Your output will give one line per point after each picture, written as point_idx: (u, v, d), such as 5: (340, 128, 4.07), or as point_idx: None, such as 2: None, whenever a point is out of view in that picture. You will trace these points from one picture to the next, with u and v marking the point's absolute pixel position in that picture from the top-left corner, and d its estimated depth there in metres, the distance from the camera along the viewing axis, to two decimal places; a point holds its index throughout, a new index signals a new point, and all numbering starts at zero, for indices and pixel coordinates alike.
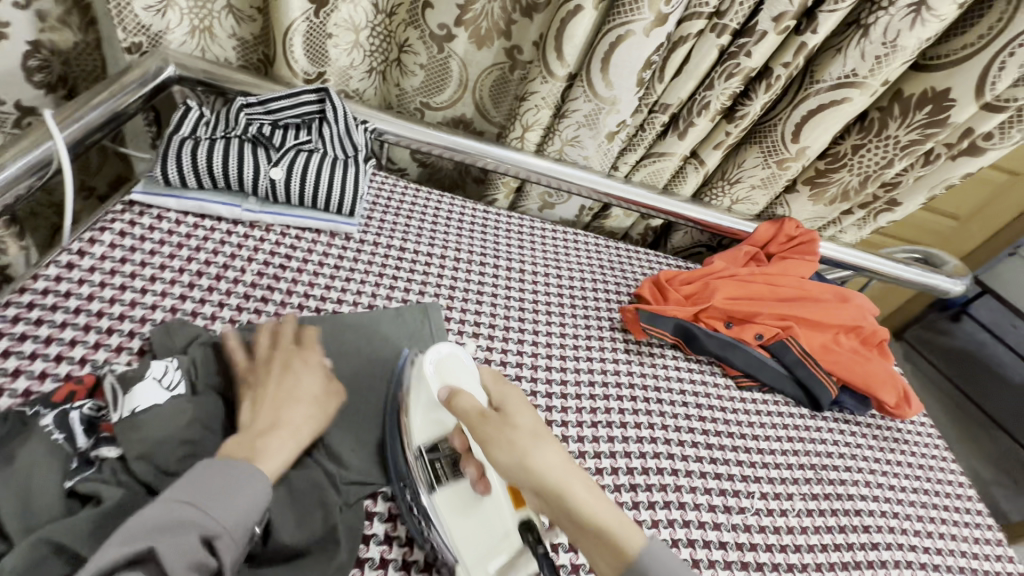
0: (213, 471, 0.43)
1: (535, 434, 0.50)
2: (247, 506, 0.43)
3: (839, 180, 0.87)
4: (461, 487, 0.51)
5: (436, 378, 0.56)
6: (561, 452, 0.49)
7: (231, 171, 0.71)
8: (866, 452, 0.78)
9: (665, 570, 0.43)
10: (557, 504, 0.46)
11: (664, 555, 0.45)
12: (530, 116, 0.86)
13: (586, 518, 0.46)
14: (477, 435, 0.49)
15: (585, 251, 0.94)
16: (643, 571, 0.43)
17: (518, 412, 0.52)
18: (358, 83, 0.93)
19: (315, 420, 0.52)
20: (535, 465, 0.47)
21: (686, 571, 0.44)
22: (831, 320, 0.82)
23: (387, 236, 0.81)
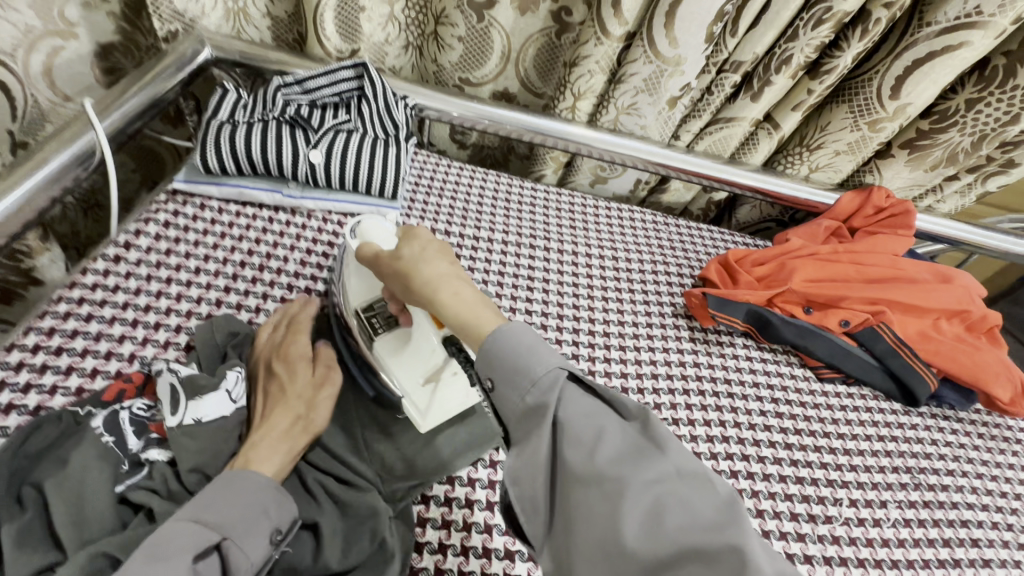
0: (228, 485, 0.42)
1: (422, 244, 0.47)
2: (266, 515, 0.42)
3: (948, 141, 0.75)
4: (388, 341, 0.51)
5: (355, 238, 0.54)
6: (454, 263, 0.46)
7: (270, 157, 0.68)
8: (972, 454, 0.69)
9: (517, 376, 0.37)
10: (428, 302, 0.43)
11: (530, 346, 0.37)
12: (582, 82, 0.78)
13: (447, 309, 0.42)
14: (381, 271, 0.49)
15: (642, 230, 0.86)
16: (493, 372, 0.38)
17: (416, 238, 0.47)
18: (393, 61, 0.88)
19: (309, 422, 0.48)
20: (414, 279, 0.44)
21: (547, 383, 0.36)
22: (931, 304, 0.72)
23: (431, 220, 0.77)
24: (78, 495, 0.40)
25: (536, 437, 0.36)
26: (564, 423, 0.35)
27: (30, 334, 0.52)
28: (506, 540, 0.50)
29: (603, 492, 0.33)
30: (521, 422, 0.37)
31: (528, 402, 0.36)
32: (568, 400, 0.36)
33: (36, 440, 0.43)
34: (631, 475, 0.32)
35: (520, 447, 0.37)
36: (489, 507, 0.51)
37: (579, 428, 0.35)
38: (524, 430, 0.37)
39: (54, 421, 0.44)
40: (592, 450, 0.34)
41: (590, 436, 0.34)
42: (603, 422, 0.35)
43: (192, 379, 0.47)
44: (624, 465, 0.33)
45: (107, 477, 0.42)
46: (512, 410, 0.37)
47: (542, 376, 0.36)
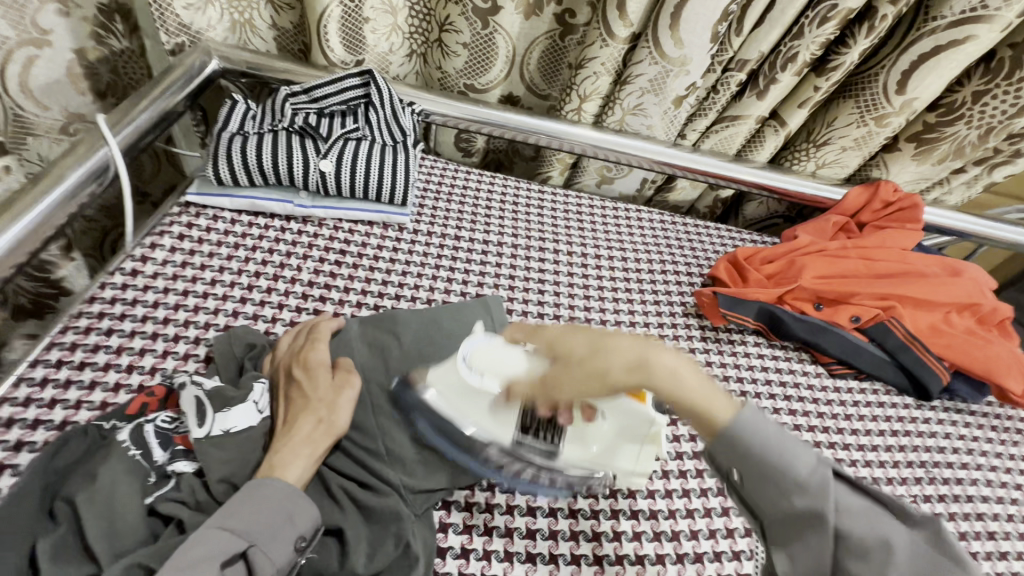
0: (255, 493, 0.42)
1: (575, 338, 0.45)
2: (291, 524, 0.42)
3: (954, 134, 0.76)
4: (575, 432, 0.48)
5: (472, 368, 0.48)
6: (629, 336, 0.44)
7: (281, 167, 0.69)
8: (985, 446, 0.69)
9: (763, 466, 0.38)
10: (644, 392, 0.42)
11: (766, 432, 0.38)
12: (588, 84, 0.79)
13: (666, 393, 0.41)
14: (541, 377, 0.46)
15: (650, 230, 0.87)
16: (727, 453, 0.39)
17: (543, 334, 0.48)
18: (398, 69, 0.89)
19: (332, 426, 0.49)
20: (606, 379, 0.42)
21: (817, 485, 0.37)
22: (942, 298, 0.72)
23: (440, 225, 0.77)
24: (109, 508, 0.41)
25: (810, 539, 0.37)
26: (847, 532, 0.36)
27: (53, 349, 0.53)
28: (528, 544, 0.50)
29: None
30: (788, 522, 0.38)
31: (797, 504, 0.37)
32: (811, 480, 0.37)
33: (65, 454, 0.44)
34: (823, 508, 0.36)
35: (788, 550, 0.38)
36: (510, 511, 0.52)
37: (862, 529, 0.35)
38: (789, 533, 0.38)
39: (80, 435, 0.45)
40: (883, 566, 0.34)
41: (878, 548, 0.35)
42: (875, 525, 0.35)
43: (219, 391, 0.48)
44: (812, 495, 0.37)
45: (136, 490, 0.43)
46: (779, 512, 0.38)
47: (804, 473, 0.37)
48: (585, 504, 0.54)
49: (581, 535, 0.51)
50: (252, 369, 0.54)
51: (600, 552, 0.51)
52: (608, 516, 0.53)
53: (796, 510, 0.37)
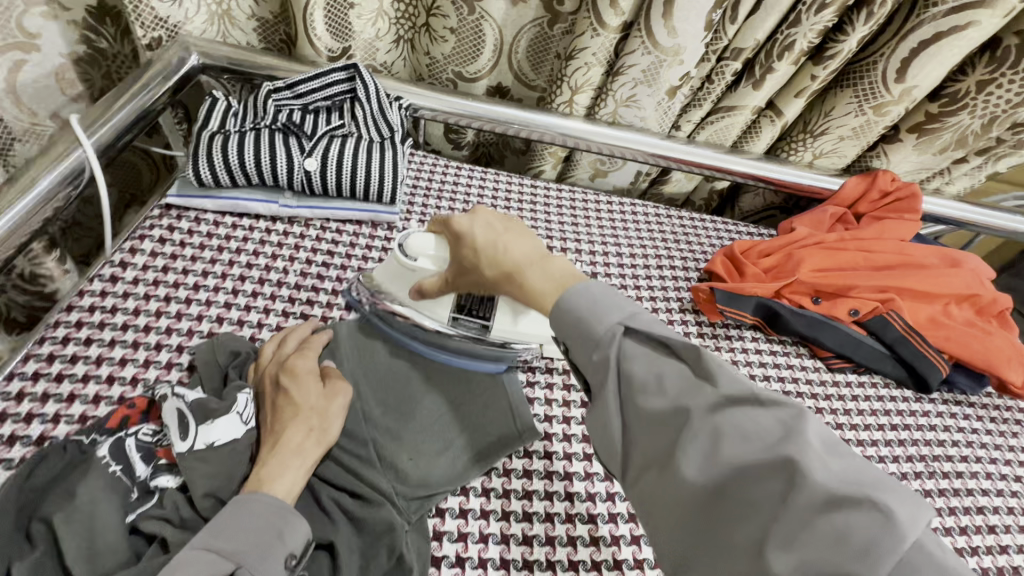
0: (240, 511, 0.41)
1: (490, 229, 0.48)
2: (280, 539, 0.41)
3: (957, 124, 0.74)
4: (503, 314, 0.54)
5: (414, 259, 0.54)
6: (536, 242, 0.47)
7: (264, 166, 0.66)
8: (985, 439, 0.69)
9: (582, 325, 0.39)
10: (511, 278, 0.45)
11: (603, 292, 0.40)
12: (579, 75, 0.77)
13: (527, 281, 0.44)
14: (454, 266, 0.52)
15: (645, 224, 0.85)
16: (564, 328, 0.40)
17: (473, 219, 0.49)
18: (384, 57, 0.86)
19: (323, 433, 0.48)
20: (498, 258, 0.46)
21: (607, 336, 0.38)
22: (941, 290, 0.71)
23: (430, 223, 0.75)
24: (88, 527, 0.40)
25: (605, 390, 0.38)
26: (628, 371, 0.37)
27: (29, 361, 0.51)
28: (524, 551, 0.49)
29: (676, 420, 0.35)
30: (591, 374, 0.39)
31: (593, 357, 0.39)
32: (627, 348, 0.38)
33: (41, 473, 0.42)
34: (692, 407, 0.35)
35: (593, 398, 0.39)
36: (505, 517, 0.51)
37: (643, 373, 0.37)
38: (596, 383, 0.39)
39: (58, 452, 0.44)
40: (656, 396, 0.36)
41: (653, 382, 0.36)
42: (653, 362, 0.37)
43: (200, 402, 0.46)
44: (686, 397, 0.35)
45: (116, 508, 0.41)
46: (585, 364, 0.39)
47: (607, 327, 0.38)
48: (583, 508, 0.53)
49: (578, 540, 0.50)
50: (236, 378, 0.52)
51: (598, 557, 0.50)
52: (606, 521, 0.52)
53: (663, 418, 0.35)
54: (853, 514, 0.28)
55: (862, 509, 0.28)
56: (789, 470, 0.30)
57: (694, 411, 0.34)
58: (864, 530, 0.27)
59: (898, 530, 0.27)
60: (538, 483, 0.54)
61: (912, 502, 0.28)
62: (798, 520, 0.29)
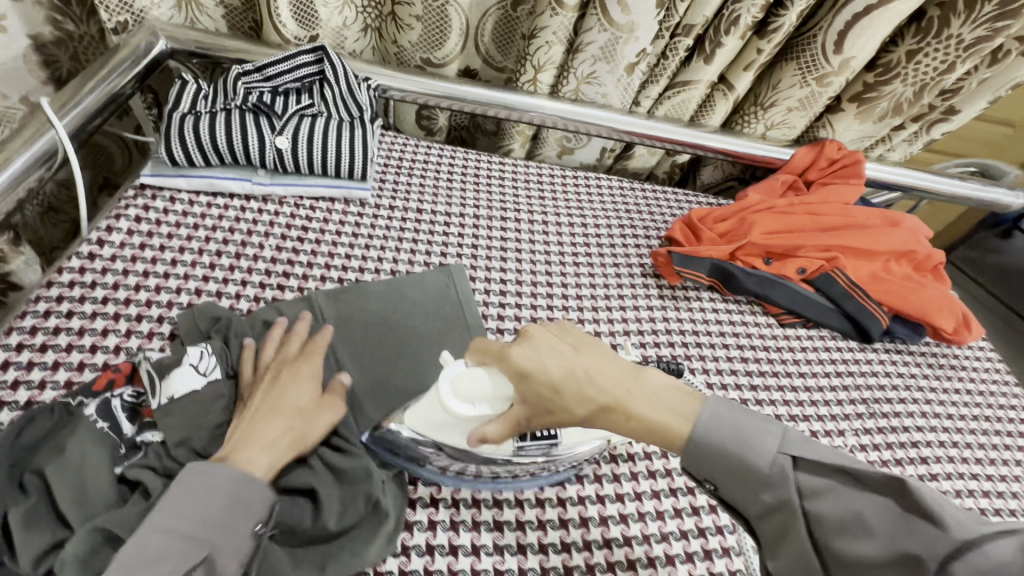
0: (198, 490, 0.41)
1: (558, 355, 0.45)
2: (244, 511, 0.42)
3: (891, 92, 0.80)
4: (570, 430, 0.50)
5: (465, 402, 0.46)
6: (619, 364, 0.46)
7: (236, 145, 0.68)
8: (921, 382, 0.74)
9: (737, 460, 0.39)
10: (620, 416, 0.43)
11: (737, 415, 0.40)
12: (542, 54, 0.80)
13: (632, 411, 0.42)
14: (525, 403, 0.45)
15: (609, 197, 0.89)
16: (705, 466, 0.40)
17: (534, 347, 0.45)
18: (353, 45, 0.89)
19: (300, 436, 0.48)
20: (583, 395, 0.43)
21: (778, 476, 0.38)
22: (881, 247, 0.76)
23: (402, 199, 0.78)
24: (79, 477, 0.42)
25: (791, 534, 0.37)
26: (820, 515, 0.36)
27: (12, 333, 0.53)
28: (494, 491, 0.53)
29: (885, 553, 0.33)
30: (768, 523, 0.39)
31: (766, 499, 0.38)
32: (804, 482, 0.37)
33: (31, 432, 0.45)
34: (913, 548, 0.32)
35: (776, 548, 0.38)
36: None
37: (836, 512, 0.36)
38: (775, 530, 0.38)
39: (47, 413, 0.46)
40: (860, 537, 0.35)
41: (855, 521, 0.35)
42: (844, 497, 0.36)
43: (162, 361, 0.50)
44: (903, 540, 0.33)
45: (105, 460, 0.44)
46: (755, 509, 0.39)
47: (770, 454, 0.38)
48: None
49: (545, 480, 0.55)
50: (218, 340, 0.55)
51: (563, 494, 0.54)
52: None
53: (874, 558, 0.34)
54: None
55: (947, 508, 0.33)
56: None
57: (925, 560, 0.32)
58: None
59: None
60: None
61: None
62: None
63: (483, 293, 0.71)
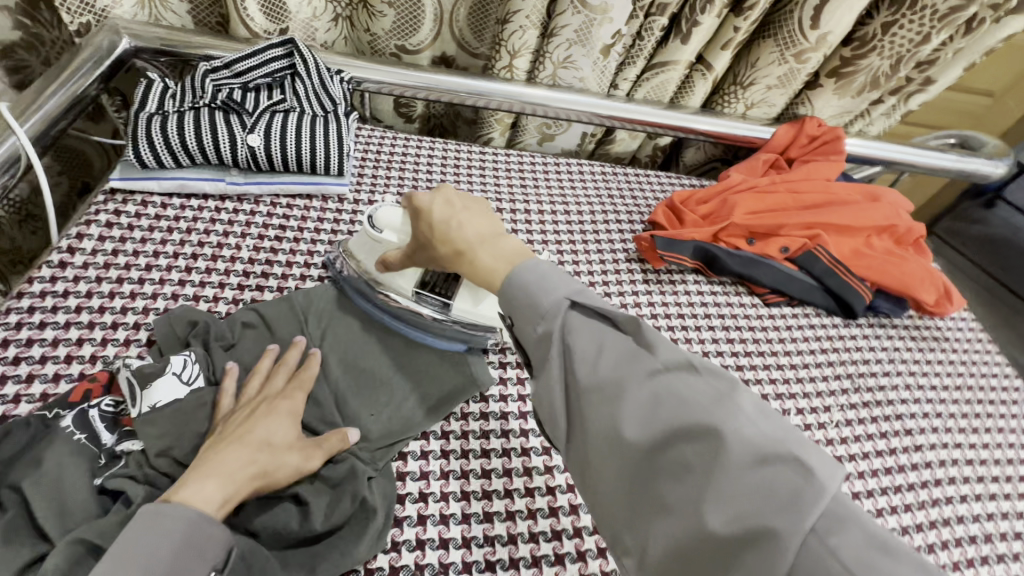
0: (154, 533, 0.37)
1: (449, 209, 0.47)
2: (200, 559, 0.38)
3: (868, 66, 0.79)
4: (462, 294, 0.57)
5: (380, 232, 0.58)
6: (494, 223, 0.46)
7: (207, 144, 0.67)
8: (905, 355, 0.75)
9: (529, 303, 0.38)
10: (460, 256, 0.45)
11: (550, 271, 0.39)
12: (516, 40, 0.78)
13: (474, 261, 0.43)
14: (411, 239, 0.53)
15: (591, 183, 0.89)
16: (511, 307, 0.39)
17: (443, 199, 0.48)
18: (324, 35, 0.86)
19: (263, 471, 0.44)
20: (449, 237, 0.46)
21: (553, 310, 0.37)
22: (864, 223, 0.76)
23: (381, 193, 0.77)
24: (57, 490, 0.42)
25: (550, 362, 0.37)
26: (575, 346, 0.36)
27: None
28: (483, 482, 0.53)
29: (616, 396, 0.33)
30: (535, 349, 0.38)
31: (538, 331, 0.37)
32: (572, 321, 0.37)
33: (6, 446, 0.44)
34: (631, 378, 0.34)
35: (541, 371, 0.38)
36: (464, 455, 0.55)
37: (588, 349, 0.36)
38: (540, 357, 0.38)
39: (22, 427, 0.45)
40: (600, 371, 0.34)
41: (603, 363, 0.35)
42: (595, 334, 0.36)
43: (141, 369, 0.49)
44: (626, 369, 0.34)
45: (84, 472, 0.43)
46: (529, 338, 0.38)
47: (552, 300, 0.37)
48: (537, 442, 0.57)
49: (534, 470, 0.55)
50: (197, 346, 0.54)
51: (552, 483, 0.54)
52: (559, 451, 0.57)
53: (644, 440, 0.32)
54: (774, 469, 0.28)
55: (786, 464, 0.28)
56: (720, 437, 0.29)
57: (735, 445, 0.29)
58: (788, 482, 0.28)
59: (819, 487, 0.27)
60: (494, 424, 0.57)
61: (834, 468, 0.28)
62: (733, 490, 0.28)
63: None
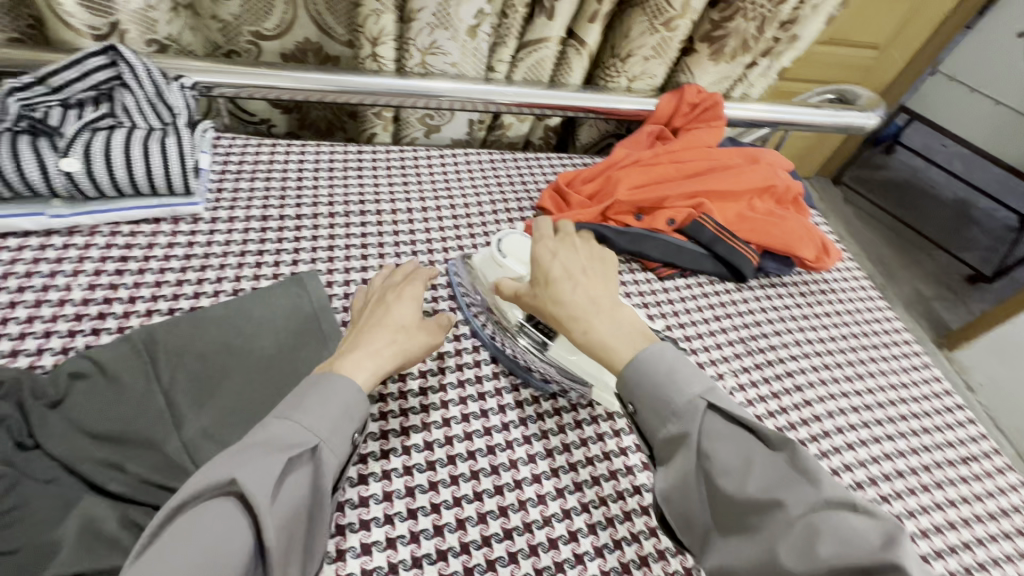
0: (325, 389, 0.45)
1: (570, 265, 0.56)
2: (350, 417, 0.45)
3: (735, 29, 0.80)
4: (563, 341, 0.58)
5: (504, 255, 0.62)
6: (611, 292, 0.55)
7: (10, 175, 0.58)
8: (795, 312, 0.77)
9: (657, 396, 0.46)
10: (573, 320, 0.52)
11: (678, 361, 0.47)
12: (373, 27, 0.73)
13: (591, 325, 0.52)
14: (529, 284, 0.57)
15: (480, 172, 0.85)
16: (636, 392, 0.47)
17: (558, 249, 0.58)
18: (167, 28, 0.77)
19: (401, 349, 0.53)
20: (562, 297, 0.53)
21: (688, 408, 0.44)
22: (744, 186, 0.77)
23: (243, 207, 0.71)
24: None
25: (682, 460, 0.43)
26: (708, 449, 0.43)
27: None
28: (360, 512, 0.49)
29: (768, 511, 0.39)
30: (664, 449, 0.45)
31: (671, 429, 0.45)
32: (707, 424, 0.44)
33: None
34: (789, 500, 0.39)
35: (666, 468, 0.45)
36: (339, 484, 0.50)
37: (724, 454, 0.42)
38: (669, 454, 0.45)
39: None
40: (743, 479, 0.41)
41: (739, 466, 0.42)
42: (740, 443, 0.43)
43: None
44: (780, 491, 0.39)
45: None
46: (659, 438, 0.45)
47: (688, 397, 0.45)
48: (421, 458, 0.53)
49: (417, 488, 0.51)
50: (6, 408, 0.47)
51: (438, 499, 0.51)
52: (444, 463, 0.53)
53: (756, 509, 0.39)
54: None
55: None
56: None
57: (827, 534, 0.36)
58: None
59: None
60: (373, 445, 0.53)
61: None
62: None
63: (343, 298, 0.65)
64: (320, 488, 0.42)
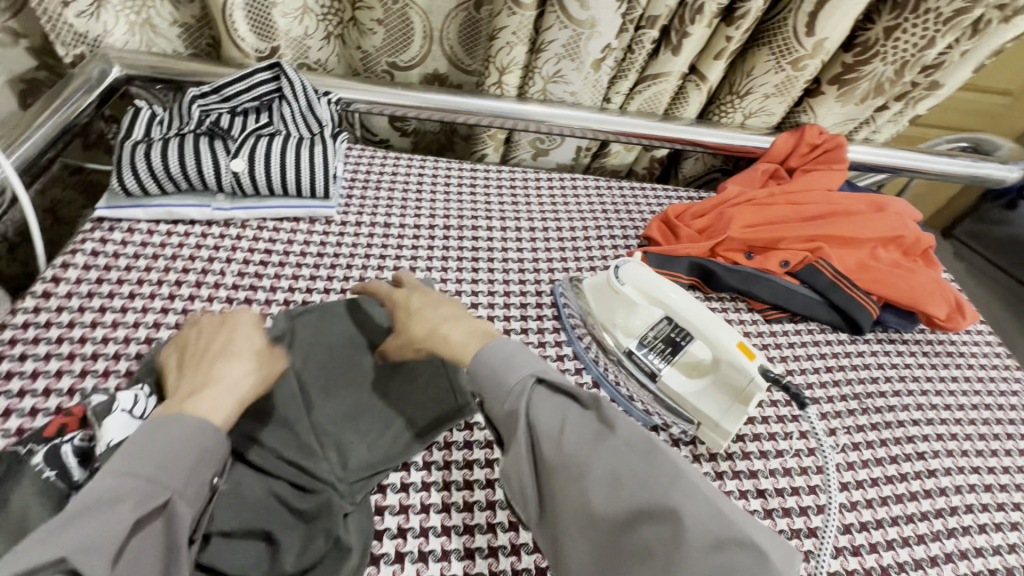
0: (155, 433, 0.41)
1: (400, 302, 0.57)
2: (203, 463, 0.41)
3: (871, 72, 0.77)
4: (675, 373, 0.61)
5: (622, 282, 0.62)
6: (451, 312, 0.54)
7: (189, 171, 0.67)
8: (918, 373, 0.71)
9: (496, 376, 0.44)
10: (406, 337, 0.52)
11: (518, 350, 0.46)
12: (504, 55, 0.77)
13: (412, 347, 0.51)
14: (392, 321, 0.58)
15: (586, 198, 0.86)
16: (479, 375, 0.45)
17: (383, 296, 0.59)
18: (317, 54, 0.86)
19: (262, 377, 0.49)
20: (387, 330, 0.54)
21: (517, 388, 0.43)
22: (868, 234, 0.73)
23: (369, 213, 0.76)
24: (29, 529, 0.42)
25: (513, 438, 0.42)
26: (533, 423, 0.41)
27: None
28: (464, 517, 0.52)
29: (574, 474, 0.39)
30: (502, 425, 0.43)
31: (505, 408, 0.43)
32: (534, 401, 0.42)
33: None
34: (593, 462, 0.39)
35: (506, 444, 0.43)
36: (445, 487, 0.54)
37: (547, 423, 0.41)
38: (507, 432, 0.43)
39: None
40: (559, 447, 0.40)
41: (556, 436, 0.41)
42: (556, 414, 0.42)
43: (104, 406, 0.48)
44: (588, 453, 0.40)
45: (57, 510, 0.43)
46: (496, 415, 0.44)
47: (514, 382, 0.43)
48: None
49: None
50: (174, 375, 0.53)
51: None
52: None
53: (579, 474, 0.39)
54: (733, 553, 0.35)
55: (743, 549, 0.35)
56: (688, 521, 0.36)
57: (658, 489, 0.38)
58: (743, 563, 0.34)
59: (768, 566, 0.35)
60: (478, 453, 0.56)
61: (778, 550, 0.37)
62: (683, 565, 0.35)
63: None
64: (172, 545, 0.38)
